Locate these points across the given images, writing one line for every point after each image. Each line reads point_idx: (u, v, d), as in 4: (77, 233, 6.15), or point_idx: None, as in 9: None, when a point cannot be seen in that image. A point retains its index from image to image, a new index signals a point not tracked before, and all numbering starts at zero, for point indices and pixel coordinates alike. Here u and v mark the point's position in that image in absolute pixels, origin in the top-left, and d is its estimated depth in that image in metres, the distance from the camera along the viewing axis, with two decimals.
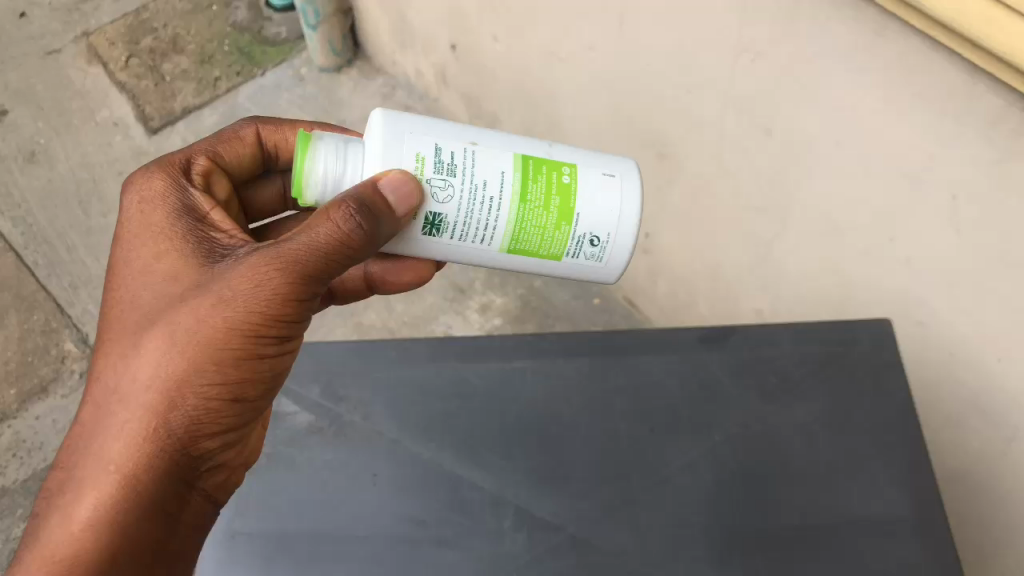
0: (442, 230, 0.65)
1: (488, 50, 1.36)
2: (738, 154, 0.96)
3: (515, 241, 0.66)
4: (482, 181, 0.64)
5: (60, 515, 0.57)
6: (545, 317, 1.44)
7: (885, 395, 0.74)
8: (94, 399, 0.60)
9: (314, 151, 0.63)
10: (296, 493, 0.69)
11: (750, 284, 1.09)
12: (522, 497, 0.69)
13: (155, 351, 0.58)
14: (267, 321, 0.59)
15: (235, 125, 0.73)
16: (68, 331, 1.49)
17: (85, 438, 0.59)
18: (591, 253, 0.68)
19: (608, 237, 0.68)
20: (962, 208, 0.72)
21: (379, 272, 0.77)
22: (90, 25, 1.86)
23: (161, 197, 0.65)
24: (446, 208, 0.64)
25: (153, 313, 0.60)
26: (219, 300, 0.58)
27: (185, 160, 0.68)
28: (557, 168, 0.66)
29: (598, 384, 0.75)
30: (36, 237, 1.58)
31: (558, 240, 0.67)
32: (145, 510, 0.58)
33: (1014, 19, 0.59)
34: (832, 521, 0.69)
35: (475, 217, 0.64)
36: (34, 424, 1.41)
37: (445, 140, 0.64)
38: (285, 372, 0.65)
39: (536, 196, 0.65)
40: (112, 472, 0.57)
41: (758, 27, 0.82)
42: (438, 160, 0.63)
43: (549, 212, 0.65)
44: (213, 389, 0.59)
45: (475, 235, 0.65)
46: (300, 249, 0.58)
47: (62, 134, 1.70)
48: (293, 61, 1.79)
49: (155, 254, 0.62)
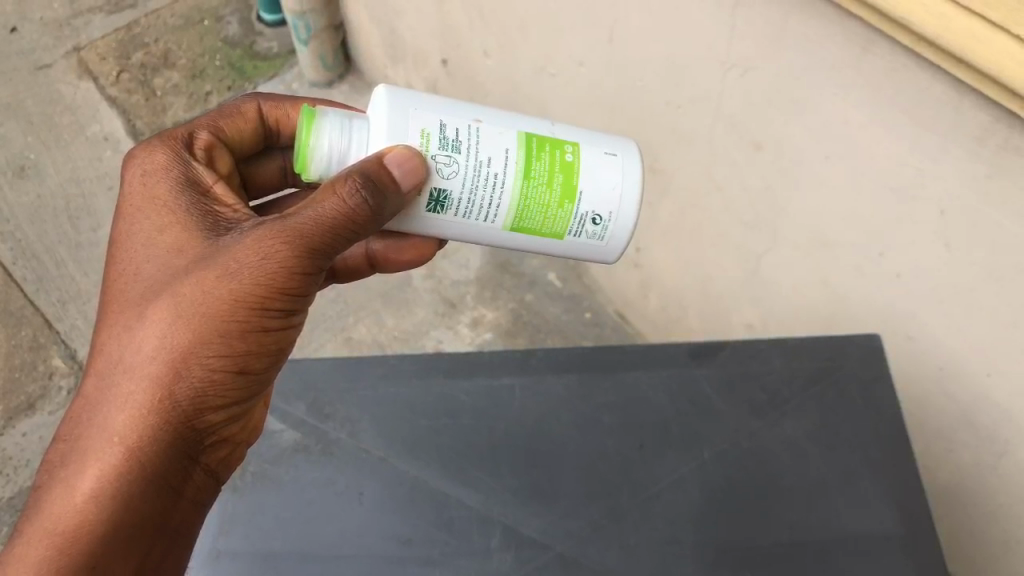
0: (446, 207, 0.65)
1: (479, 65, 1.36)
2: (728, 169, 0.96)
3: (518, 219, 0.66)
4: (486, 158, 0.63)
5: (63, 486, 0.56)
6: (536, 331, 1.43)
7: (875, 411, 0.74)
8: (96, 370, 0.59)
9: (319, 125, 0.63)
10: (281, 511, 0.69)
11: (740, 299, 1.09)
12: (509, 516, 0.68)
13: (159, 322, 0.57)
14: (272, 293, 0.58)
15: (236, 100, 0.73)
16: (56, 347, 1.48)
17: (87, 410, 0.58)
18: (593, 232, 0.68)
19: (611, 215, 0.67)
20: (950, 222, 0.72)
21: (381, 250, 0.77)
22: (81, 40, 1.86)
23: (164, 170, 0.64)
24: (451, 185, 0.63)
25: (157, 285, 0.59)
26: (224, 272, 0.58)
27: (188, 134, 0.67)
28: (560, 146, 0.66)
29: (586, 401, 0.74)
30: (24, 252, 1.57)
31: (560, 219, 0.66)
32: (149, 483, 0.58)
33: (993, 34, 0.59)
34: (822, 538, 0.68)
35: (479, 194, 0.64)
36: (20, 441, 1.40)
37: (449, 117, 0.64)
38: (289, 347, 0.64)
39: (540, 173, 0.64)
40: (115, 443, 0.56)
41: (747, 43, 0.82)
42: (442, 137, 0.63)
43: (552, 190, 0.65)
44: (217, 361, 0.59)
45: (479, 212, 0.65)
46: (306, 222, 0.58)
47: (52, 149, 1.69)
48: (285, 76, 1.80)
49: (157, 226, 0.62)
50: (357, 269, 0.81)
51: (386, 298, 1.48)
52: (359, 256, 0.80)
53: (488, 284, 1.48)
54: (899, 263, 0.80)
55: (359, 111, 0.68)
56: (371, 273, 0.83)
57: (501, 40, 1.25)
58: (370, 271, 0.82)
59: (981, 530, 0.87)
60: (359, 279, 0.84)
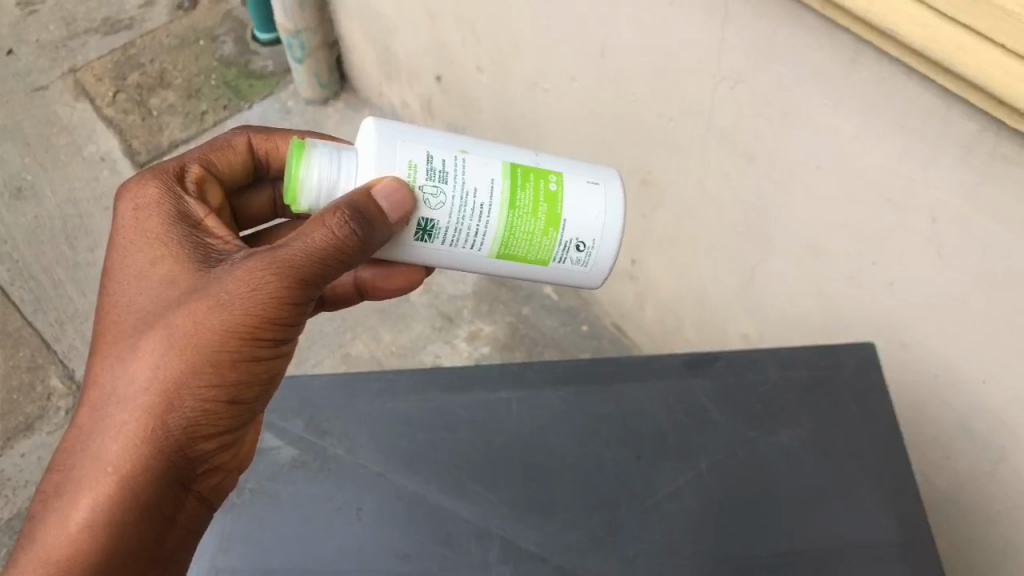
0: (433, 236, 0.65)
1: (473, 81, 1.37)
2: (720, 180, 0.96)
3: (504, 247, 0.66)
4: (472, 188, 0.64)
5: (58, 516, 0.57)
6: (533, 345, 1.43)
7: (872, 420, 0.74)
8: (90, 401, 0.59)
9: (308, 158, 0.63)
10: (280, 529, 0.69)
11: (735, 309, 1.09)
12: (507, 530, 0.68)
13: (151, 354, 0.58)
14: (263, 324, 0.59)
15: (227, 134, 0.73)
16: (54, 367, 1.48)
17: (81, 440, 0.58)
18: (577, 259, 0.69)
19: (594, 242, 0.68)
20: (942, 231, 0.72)
21: (369, 278, 0.77)
22: (77, 61, 1.87)
23: (156, 204, 0.64)
24: (438, 215, 0.64)
25: (150, 316, 0.59)
26: (215, 303, 0.58)
27: (179, 168, 0.68)
28: (544, 176, 0.66)
29: (583, 414, 0.74)
30: (22, 272, 1.57)
31: (545, 246, 0.67)
32: (144, 512, 0.58)
33: (980, 43, 0.60)
34: (821, 546, 0.68)
35: (466, 224, 0.64)
36: (18, 462, 1.39)
37: (435, 148, 0.65)
38: (280, 375, 0.65)
39: (525, 202, 0.65)
40: (109, 474, 0.57)
41: (736, 55, 0.83)
42: (429, 168, 0.64)
43: (537, 218, 0.66)
44: (209, 391, 0.59)
45: (465, 241, 0.65)
46: (296, 254, 0.58)
47: (49, 170, 1.70)
48: (280, 94, 1.81)
49: (150, 259, 0.62)
50: (346, 297, 0.81)
51: (383, 313, 1.48)
52: (346, 286, 0.80)
53: (485, 298, 1.49)
54: (892, 272, 0.80)
55: (346, 143, 0.68)
56: (359, 301, 0.83)
57: (493, 56, 1.26)
58: (358, 299, 0.83)
59: (981, 538, 0.87)
60: (348, 306, 0.84)
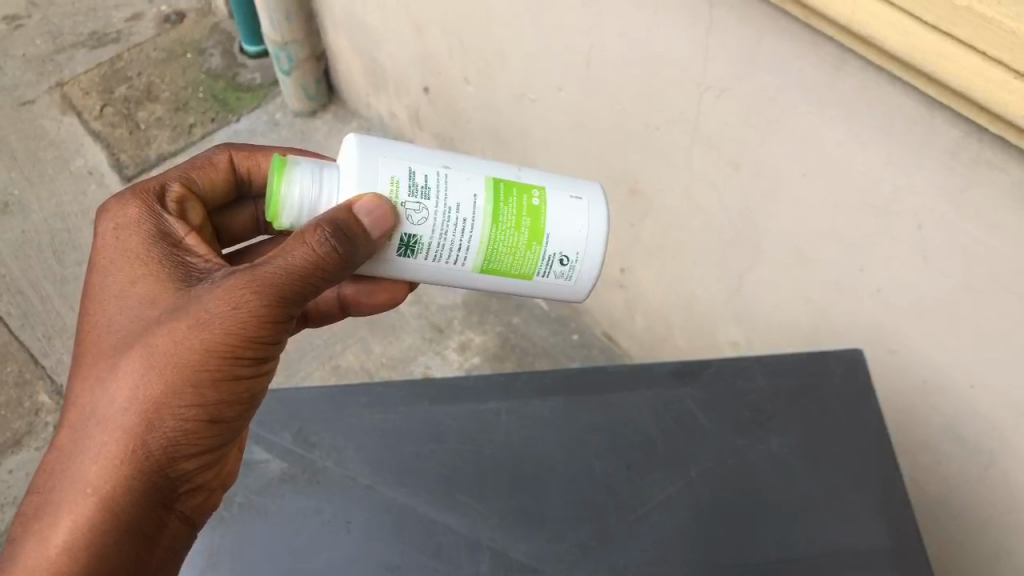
0: (416, 251, 0.65)
1: (460, 92, 1.37)
2: (707, 188, 0.97)
3: (487, 261, 0.66)
4: (455, 203, 0.64)
5: (37, 538, 0.56)
6: (524, 354, 1.43)
7: (860, 426, 0.75)
8: (70, 422, 0.59)
9: (290, 174, 0.63)
10: (268, 544, 0.68)
11: (724, 316, 1.09)
12: (497, 540, 0.68)
13: (131, 373, 0.57)
14: (244, 342, 0.58)
15: (208, 152, 0.73)
16: (42, 382, 1.47)
17: (61, 462, 0.58)
18: (561, 272, 0.69)
19: (578, 256, 0.68)
20: (927, 236, 0.73)
21: (352, 294, 0.77)
22: (64, 75, 1.87)
23: (137, 223, 0.64)
24: (421, 230, 0.64)
25: (130, 336, 0.59)
26: (196, 322, 0.58)
27: (160, 186, 0.68)
28: (527, 191, 0.67)
29: (571, 424, 0.74)
30: (9, 287, 1.56)
31: (529, 260, 0.67)
32: (125, 532, 0.57)
33: (964, 52, 0.60)
34: (810, 553, 0.68)
35: (449, 238, 0.64)
36: (6, 478, 1.38)
37: (418, 164, 0.65)
38: (263, 394, 0.64)
39: (508, 217, 0.65)
40: (90, 495, 0.56)
41: (721, 63, 0.83)
42: (412, 184, 0.64)
43: (520, 232, 0.66)
44: (190, 410, 0.59)
45: (449, 256, 0.65)
46: (276, 272, 0.58)
47: (36, 184, 1.69)
48: (268, 106, 1.81)
49: (130, 279, 0.62)
50: (330, 313, 0.81)
51: (373, 324, 1.48)
52: (331, 302, 0.80)
53: (475, 308, 1.49)
54: (878, 277, 0.80)
55: (326, 159, 0.68)
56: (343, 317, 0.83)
57: (479, 66, 1.26)
58: (343, 315, 0.82)
59: (972, 542, 0.87)
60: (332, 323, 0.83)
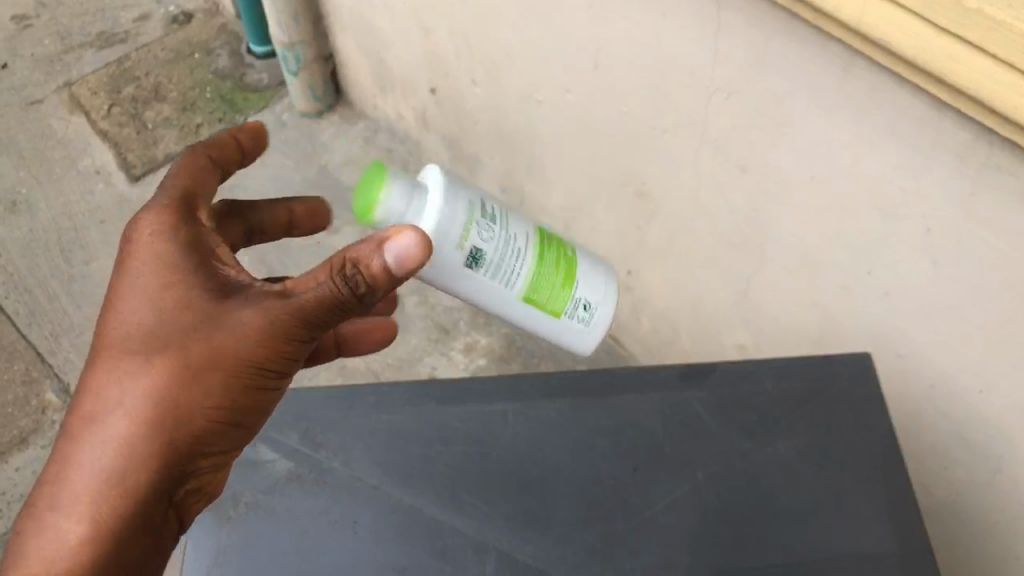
0: (477, 264, 0.68)
1: (467, 93, 1.37)
2: (714, 190, 0.97)
3: (529, 294, 0.71)
4: (516, 237, 0.70)
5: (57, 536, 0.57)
6: (529, 356, 1.43)
7: (869, 430, 0.74)
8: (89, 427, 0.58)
9: (390, 183, 0.66)
10: (274, 544, 0.68)
11: (731, 319, 1.09)
12: (503, 542, 0.68)
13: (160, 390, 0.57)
14: (275, 365, 0.59)
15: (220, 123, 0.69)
16: (49, 381, 1.47)
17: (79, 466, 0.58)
18: (581, 317, 0.75)
19: (598, 306, 0.76)
20: (936, 241, 0.73)
21: None
22: (72, 75, 1.87)
23: (158, 219, 0.61)
24: (487, 247, 0.68)
25: (156, 349, 0.58)
26: (228, 346, 0.57)
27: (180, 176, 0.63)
28: (564, 245, 0.75)
29: (578, 426, 0.74)
30: (17, 286, 1.57)
31: (561, 299, 0.73)
32: (144, 533, 0.59)
33: (974, 56, 0.59)
34: (817, 558, 0.68)
35: (506, 263, 0.69)
36: (13, 476, 1.38)
37: (481, 196, 0.70)
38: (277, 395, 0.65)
39: (551, 261, 0.72)
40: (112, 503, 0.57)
41: (730, 66, 0.83)
42: (484, 208, 0.68)
43: (559, 276, 0.73)
44: (216, 427, 0.59)
45: (501, 277, 0.69)
46: (313, 302, 0.57)
47: (45, 183, 1.70)
48: (275, 107, 1.81)
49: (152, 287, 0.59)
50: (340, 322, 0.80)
51: None
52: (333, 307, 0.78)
53: (481, 310, 1.48)
54: (887, 281, 0.80)
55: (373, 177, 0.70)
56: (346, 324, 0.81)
57: (486, 68, 1.27)
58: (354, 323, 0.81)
59: (980, 547, 0.86)
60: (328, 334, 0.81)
